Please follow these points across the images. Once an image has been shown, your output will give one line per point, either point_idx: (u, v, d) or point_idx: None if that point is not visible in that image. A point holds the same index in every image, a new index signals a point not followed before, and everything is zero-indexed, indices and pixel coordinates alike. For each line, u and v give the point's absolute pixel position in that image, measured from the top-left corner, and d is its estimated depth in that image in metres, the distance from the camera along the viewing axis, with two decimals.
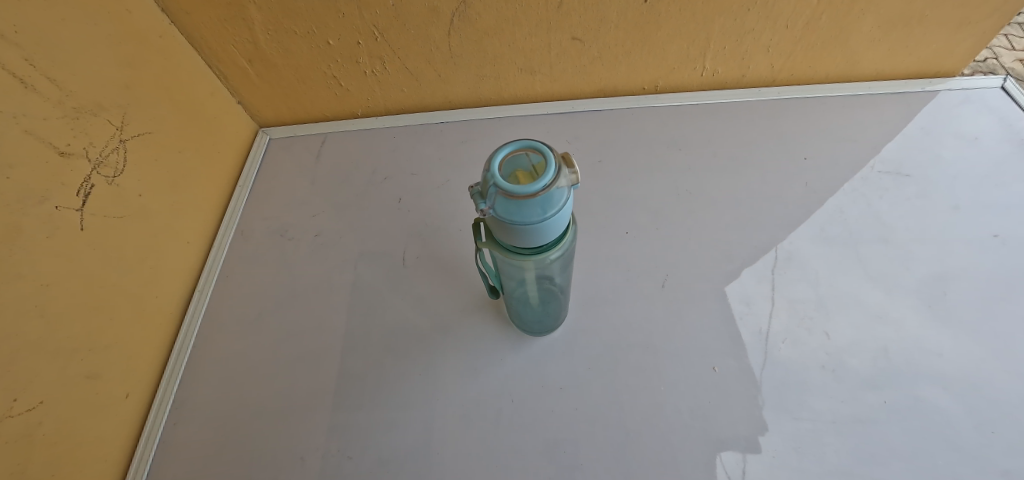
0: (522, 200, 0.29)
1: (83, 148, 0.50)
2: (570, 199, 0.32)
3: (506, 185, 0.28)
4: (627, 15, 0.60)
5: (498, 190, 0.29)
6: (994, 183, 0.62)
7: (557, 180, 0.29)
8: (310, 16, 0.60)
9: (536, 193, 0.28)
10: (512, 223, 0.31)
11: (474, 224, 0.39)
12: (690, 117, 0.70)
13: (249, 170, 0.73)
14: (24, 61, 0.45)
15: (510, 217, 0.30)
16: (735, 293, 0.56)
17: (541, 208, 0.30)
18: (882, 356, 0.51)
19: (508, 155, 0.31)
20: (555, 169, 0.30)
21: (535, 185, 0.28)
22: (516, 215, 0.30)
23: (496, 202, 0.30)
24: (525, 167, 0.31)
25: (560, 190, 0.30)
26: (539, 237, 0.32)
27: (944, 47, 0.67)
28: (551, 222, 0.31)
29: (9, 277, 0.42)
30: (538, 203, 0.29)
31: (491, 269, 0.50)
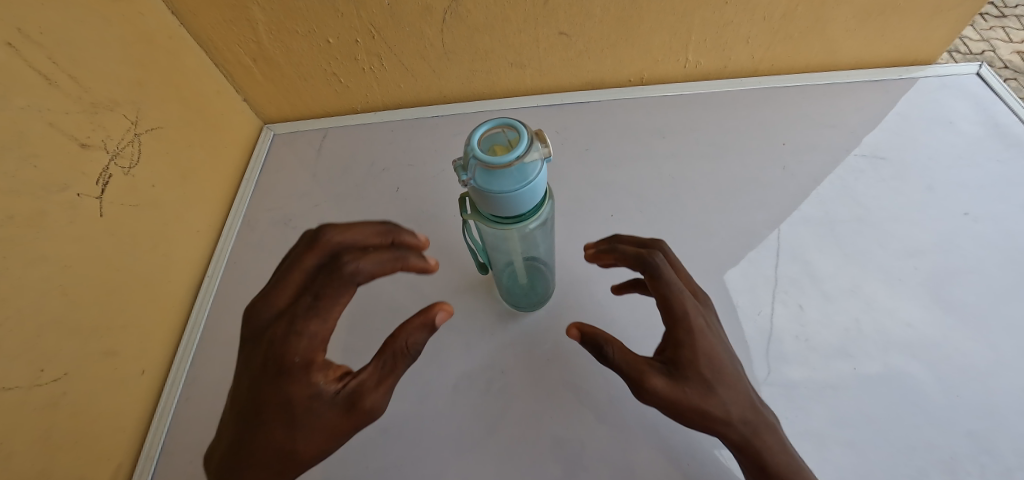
0: (498, 169, 0.32)
1: (101, 140, 0.54)
2: (544, 171, 0.35)
3: (484, 156, 0.32)
4: (610, 10, 0.63)
5: (477, 162, 0.33)
6: (969, 163, 0.65)
7: (529, 152, 0.33)
8: (311, 16, 0.63)
9: (510, 163, 0.32)
10: (491, 192, 0.34)
11: (461, 198, 0.42)
12: (675, 106, 0.72)
13: (254, 164, 0.77)
14: (46, 60, 0.49)
15: (489, 187, 0.34)
16: (736, 276, 0.58)
17: (516, 178, 0.33)
18: (853, 327, 0.54)
19: (487, 132, 0.35)
20: (528, 142, 0.33)
21: (509, 155, 0.32)
22: (493, 185, 0.33)
23: (476, 173, 0.33)
24: (502, 142, 0.34)
25: (533, 161, 0.33)
26: (519, 205, 0.35)
27: (919, 36, 0.70)
28: (527, 191, 0.34)
29: (36, 258, 0.46)
30: (513, 172, 0.33)
31: (480, 246, 0.53)
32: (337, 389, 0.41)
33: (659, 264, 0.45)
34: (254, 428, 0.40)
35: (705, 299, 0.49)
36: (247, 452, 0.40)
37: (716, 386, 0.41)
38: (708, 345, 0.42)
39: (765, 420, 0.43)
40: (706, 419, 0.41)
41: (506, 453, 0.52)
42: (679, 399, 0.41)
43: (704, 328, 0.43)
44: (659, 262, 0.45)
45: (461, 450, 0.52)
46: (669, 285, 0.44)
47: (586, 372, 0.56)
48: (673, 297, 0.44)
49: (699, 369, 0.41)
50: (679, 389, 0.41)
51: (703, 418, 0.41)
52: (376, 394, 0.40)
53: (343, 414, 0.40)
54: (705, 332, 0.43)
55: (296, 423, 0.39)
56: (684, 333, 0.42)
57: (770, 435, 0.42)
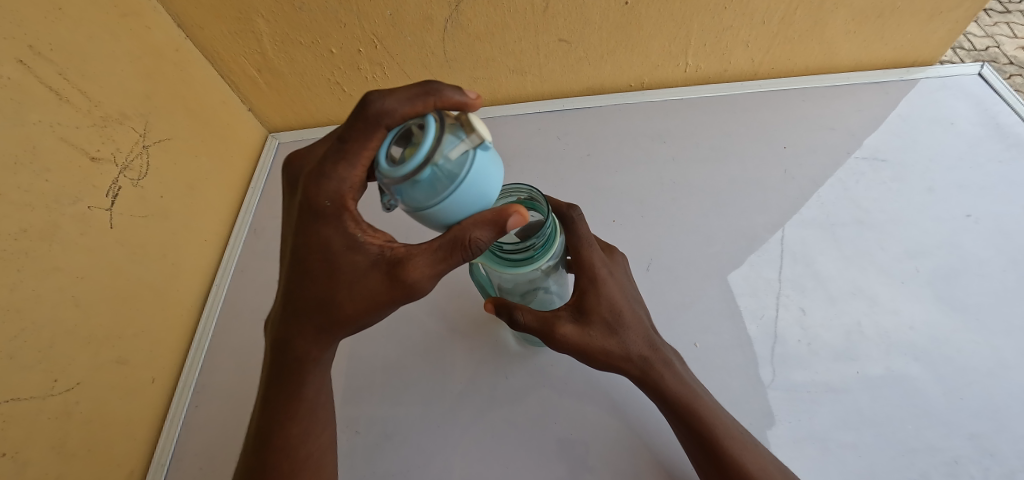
0: (403, 185, 0.31)
1: (110, 153, 0.55)
2: (468, 169, 0.32)
3: (386, 175, 0.32)
4: (609, 16, 0.64)
5: (385, 181, 0.33)
6: (971, 164, 0.65)
7: (432, 155, 0.31)
8: (314, 27, 0.65)
9: (409, 174, 0.31)
10: (414, 209, 0.33)
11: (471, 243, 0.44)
12: (676, 111, 0.73)
13: (260, 172, 0.78)
14: (58, 76, 0.50)
15: (409, 204, 0.33)
16: (738, 279, 0.59)
17: (428, 187, 0.32)
18: (855, 330, 0.55)
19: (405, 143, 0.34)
20: (439, 136, 0.32)
21: (406, 167, 0.31)
22: (411, 201, 0.33)
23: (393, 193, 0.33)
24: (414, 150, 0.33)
25: (442, 164, 0.31)
26: (455, 213, 0.33)
27: (919, 37, 0.70)
28: (451, 198, 0.32)
29: (48, 269, 0.47)
30: (421, 183, 0.31)
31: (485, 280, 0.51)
32: (375, 248, 0.37)
33: (573, 216, 0.47)
34: (293, 301, 0.39)
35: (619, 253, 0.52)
36: (293, 327, 0.40)
37: (617, 327, 0.46)
38: (610, 292, 0.46)
39: (665, 357, 0.47)
40: (610, 357, 0.46)
41: (512, 458, 0.53)
42: (585, 342, 0.44)
43: (609, 276, 0.47)
44: (573, 217, 0.47)
45: (467, 456, 0.53)
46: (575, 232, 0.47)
47: (589, 377, 0.57)
48: (580, 243, 0.47)
49: (601, 313, 0.46)
50: (584, 329, 0.45)
51: (608, 357, 0.46)
52: (427, 262, 0.36)
53: (386, 280, 0.36)
54: (609, 278, 0.47)
55: (340, 277, 0.36)
56: (590, 283, 0.46)
57: (674, 370, 0.46)
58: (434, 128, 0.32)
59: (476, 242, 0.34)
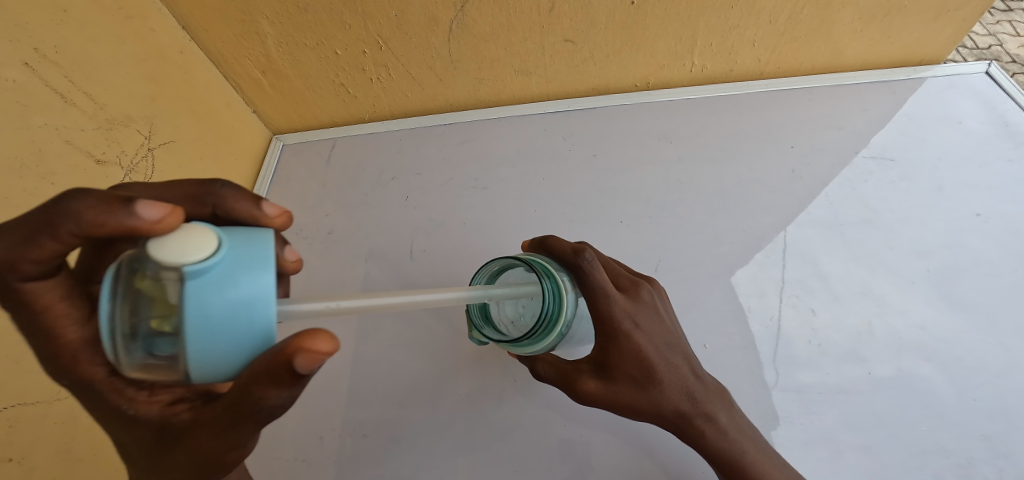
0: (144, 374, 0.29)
1: (115, 156, 0.55)
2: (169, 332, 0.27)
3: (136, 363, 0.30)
4: (615, 16, 0.64)
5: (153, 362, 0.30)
6: (980, 163, 0.65)
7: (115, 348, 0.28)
8: (318, 29, 0.64)
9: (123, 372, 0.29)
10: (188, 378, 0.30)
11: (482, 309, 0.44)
12: (682, 111, 0.72)
13: (265, 175, 0.78)
14: (64, 78, 0.50)
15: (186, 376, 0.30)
16: (746, 279, 0.58)
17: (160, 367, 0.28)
18: (866, 331, 0.54)
19: None
20: (118, 288, 0.28)
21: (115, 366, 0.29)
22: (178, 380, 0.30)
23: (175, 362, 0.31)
24: None
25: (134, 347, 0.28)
26: (203, 367, 0.28)
27: (927, 35, 0.70)
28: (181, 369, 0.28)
29: None
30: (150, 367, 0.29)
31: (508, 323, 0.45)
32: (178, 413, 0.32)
33: (587, 262, 0.40)
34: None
35: (644, 289, 0.44)
36: None
37: (646, 384, 0.41)
38: (638, 346, 0.41)
39: (705, 410, 0.42)
40: (641, 413, 0.42)
41: (519, 461, 0.53)
42: (610, 398, 0.41)
43: (636, 329, 0.41)
44: (586, 264, 0.40)
45: (475, 459, 0.54)
46: (592, 282, 0.40)
47: None
48: (600, 294, 0.40)
49: (628, 371, 0.41)
50: (610, 387, 0.41)
51: (638, 412, 0.42)
52: (215, 431, 0.30)
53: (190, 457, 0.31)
54: (636, 331, 0.41)
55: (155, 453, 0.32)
56: (609, 337, 0.40)
57: (715, 423, 0.42)
58: (118, 273, 0.28)
59: (262, 402, 0.28)
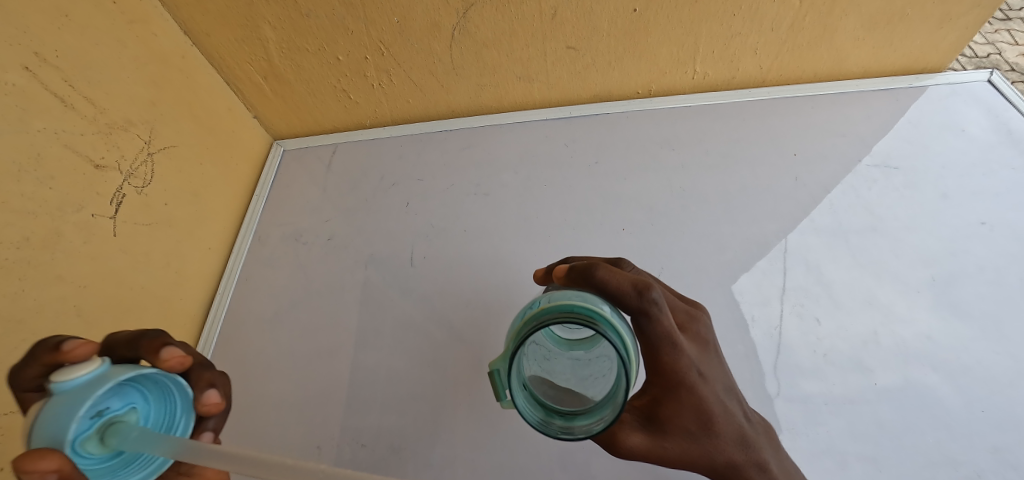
0: None
1: (115, 161, 0.54)
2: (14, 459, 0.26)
3: None
4: (618, 23, 0.64)
5: None
6: (984, 171, 0.65)
7: None
8: (320, 34, 0.64)
9: None
10: None
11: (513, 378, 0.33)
12: (685, 117, 0.72)
13: (264, 180, 0.77)
14: (64, 82, 0.50)
15: None
16: (747, 287, 0.58)
17: None
18: (872, 340, 0.54)
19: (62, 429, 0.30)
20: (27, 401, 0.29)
21: None
22: None
23: None
24: None
25: None
26: None
27: (929, 43, 0.70)
28: None
29: (50, 278, 0.47)
30: None
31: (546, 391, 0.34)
32: None
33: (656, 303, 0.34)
34: None
35: (695, 326, 0.42)
36: None
37: (702, 436, 0.37)
38: (700, 397, 0.37)
39: (760, 461, 0.39)
40: (691, 465, 0.38)
41: (521, 472, 0.52)
42: (659, 453, 0.37)
43: (699, 377, 0.37)
44: (654, 307, 0.34)
45: (475, 469, 0.53)
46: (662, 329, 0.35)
47: None
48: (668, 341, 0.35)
49: (683, 423, 0.37)
50: (662, 443, 0.37)
51: (688, 464, 0.38)
52: None
53: None
54: (700, 380, 0.37)
55: None
56: (666, 387, 0.36)
57: (769, 473, 0.39)
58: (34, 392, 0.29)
59: None
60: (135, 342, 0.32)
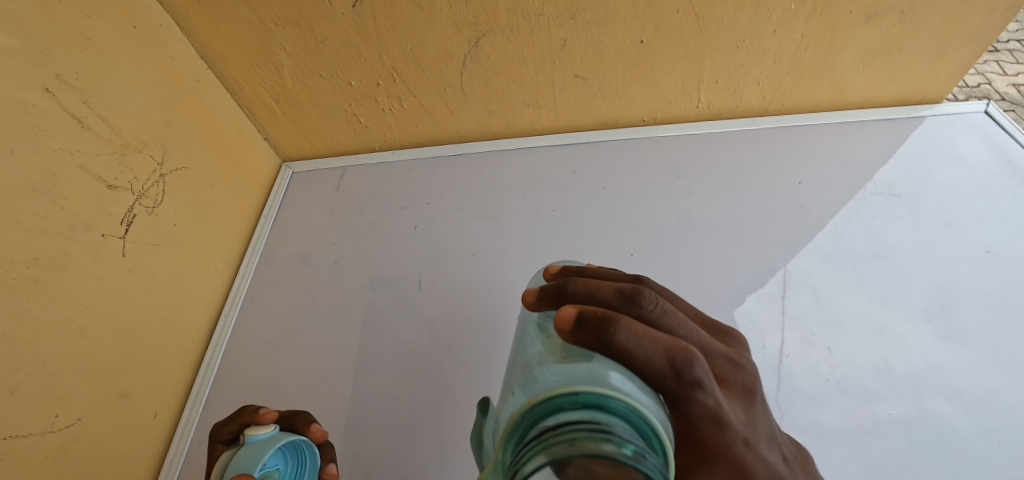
0: None
1: (127, 182, 0.55)
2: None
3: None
4: (624, 53, 0.66)
5: None
6: (986, 199, 0.65)
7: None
8: (334, 60, 0.66)
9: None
10: None
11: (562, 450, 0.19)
12: (690, 145, 0.73)
13: (272, 202, 0.78)
14: (82, 104, 0.50)
15: None
16: (746, 313, 0.58)
17: None
18: (884, 369, 0.53)
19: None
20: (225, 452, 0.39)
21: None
22: None
23: None
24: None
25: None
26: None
27: (926, 76, 0.72)
28: None
29: (58, 298, 0.47)
30: None
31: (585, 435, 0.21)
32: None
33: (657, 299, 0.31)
34: None
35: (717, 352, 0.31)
36: None
37: None
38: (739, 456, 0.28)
39: None
40: None
41: None
42: None
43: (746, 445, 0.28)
44: (657, 307, 0.29)
45: None
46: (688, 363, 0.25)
47: None
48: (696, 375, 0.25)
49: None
50: None
51: None
52: None
53: None
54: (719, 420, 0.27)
55: None
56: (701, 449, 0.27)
57: None
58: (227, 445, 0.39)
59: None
60: (293, 418, 0.41)
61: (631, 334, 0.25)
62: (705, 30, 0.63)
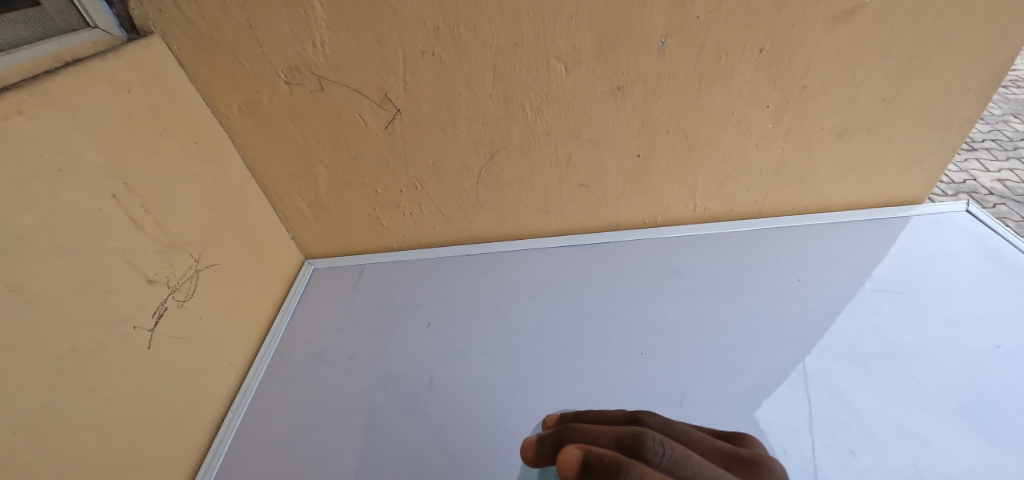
0: None
1: (166, 276, 0.59)
2: None
3: None
4: (624, 167, 0.74)
5: None
6: (984, 294, 0.68)
7: None
8: (365, 172, 0.74)
9: None
10: None
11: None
12: (690, 247, 0.79)
13: (291, 299, 0.82)
14: (142, 208, 0.57)
15: None
16: (769, 415, 0.57)
17: None
18: (913, 475, 0.51)
19: None
20: None
21: None
22: None
23: None
24: None
25: None
26: None
27: (902, 181, 0.79)
28: None
29: (82, 391, 0.47)
30: None
31: None
32: None
33: (663, 424, 0.35)
34: None
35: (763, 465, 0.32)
36: None
37: None
38: None
39: None
40: None
41: None
42: None
43: None
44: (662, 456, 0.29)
45: None
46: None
47: None
48: None
49: None
50: None
51: None
52: None
53: None
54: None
55: None
56: None
57: None
58: None
59: None
60: None
61: (658, 462, 0.29)
62: (695, 146, 0.72)
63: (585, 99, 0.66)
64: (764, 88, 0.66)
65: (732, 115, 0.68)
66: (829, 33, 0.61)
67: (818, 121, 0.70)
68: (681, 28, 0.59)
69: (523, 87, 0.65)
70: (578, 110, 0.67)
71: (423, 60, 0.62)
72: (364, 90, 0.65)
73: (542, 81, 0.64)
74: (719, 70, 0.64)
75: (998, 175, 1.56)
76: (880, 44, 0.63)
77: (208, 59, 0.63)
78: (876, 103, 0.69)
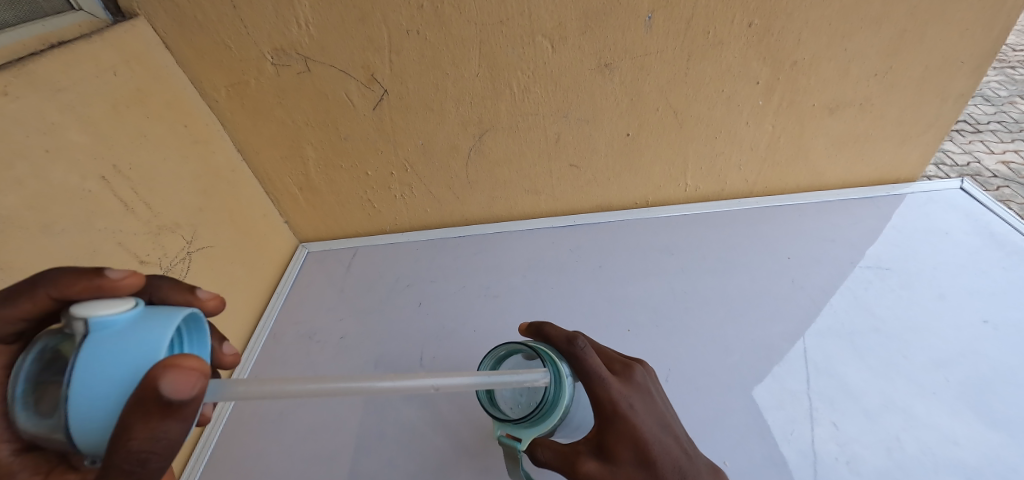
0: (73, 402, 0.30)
1: (157, 257, 0.60)
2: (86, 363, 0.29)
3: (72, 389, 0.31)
4: (614, 145, 0.73)
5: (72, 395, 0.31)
6: (975, 270, 0.67)
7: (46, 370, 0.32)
8: (354, 154, 0.75)
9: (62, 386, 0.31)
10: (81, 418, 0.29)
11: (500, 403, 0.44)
12: (681, 226, 0.79)
13: (285, 282, 0.82)
14: (131, 190, 0.57)
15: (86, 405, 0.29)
16: (764, 394, 0.57)
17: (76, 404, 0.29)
18: (895, 446, 0.52)
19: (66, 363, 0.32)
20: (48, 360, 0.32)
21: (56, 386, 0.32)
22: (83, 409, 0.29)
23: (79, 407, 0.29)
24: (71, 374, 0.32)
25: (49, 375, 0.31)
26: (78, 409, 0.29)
27: (896, 158, 0.78)
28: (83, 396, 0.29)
29: None
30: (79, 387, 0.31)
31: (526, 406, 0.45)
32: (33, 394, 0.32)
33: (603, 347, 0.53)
34: None
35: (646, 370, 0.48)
36: None
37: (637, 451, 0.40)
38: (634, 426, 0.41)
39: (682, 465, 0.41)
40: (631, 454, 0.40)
41: None
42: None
43: (631, 410, 0.42)
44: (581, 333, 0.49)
45: None
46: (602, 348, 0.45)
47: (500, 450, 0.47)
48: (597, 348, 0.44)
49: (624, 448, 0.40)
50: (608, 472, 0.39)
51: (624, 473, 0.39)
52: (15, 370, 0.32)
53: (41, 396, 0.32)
54: (632, 412, 0.42)
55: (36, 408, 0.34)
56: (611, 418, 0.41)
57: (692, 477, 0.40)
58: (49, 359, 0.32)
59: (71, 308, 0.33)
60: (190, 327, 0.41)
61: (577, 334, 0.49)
62: (684, 123, 0.71)
63: (572, 76, 0.65)
64: (754, 64, 0.65)
65: (722, 91, 0.68)
66: (820, 6, 0.60)
67: (810, 98, 0.69)
68: (668, 2, 0.59)
69: (509, 65, 0.64)
70: (566, 88, 0.67)
71: (407, 38, 0.61)
72: (350, 71, 0.65)
73: (529, 59, 0.63)
74: (708, 45, 0.63)
75: (1002, 157, 1.54)
76: (873, 16, 0.61)
77: (193, 40, 0.63)
78: (868, 78, 0.68)
